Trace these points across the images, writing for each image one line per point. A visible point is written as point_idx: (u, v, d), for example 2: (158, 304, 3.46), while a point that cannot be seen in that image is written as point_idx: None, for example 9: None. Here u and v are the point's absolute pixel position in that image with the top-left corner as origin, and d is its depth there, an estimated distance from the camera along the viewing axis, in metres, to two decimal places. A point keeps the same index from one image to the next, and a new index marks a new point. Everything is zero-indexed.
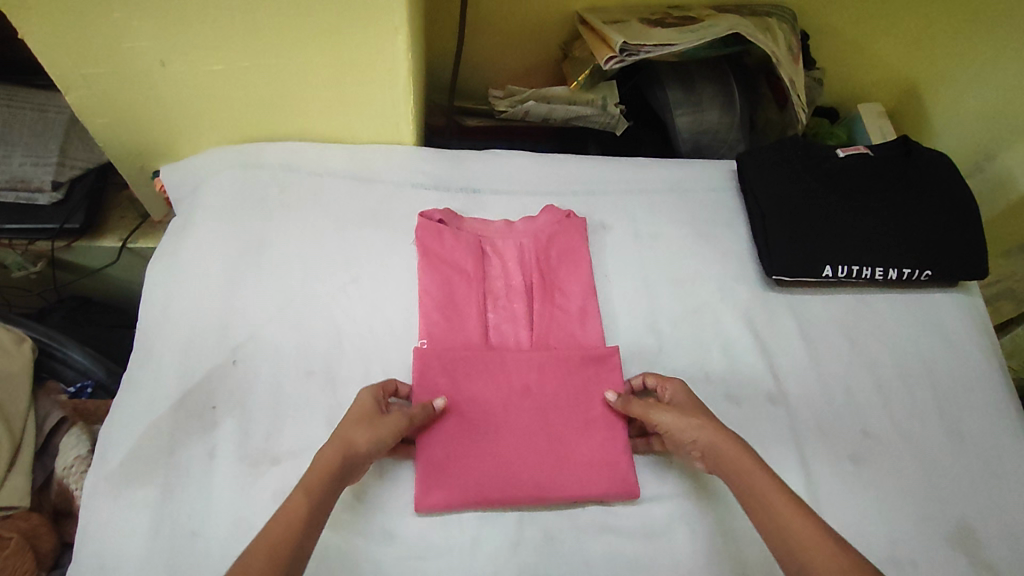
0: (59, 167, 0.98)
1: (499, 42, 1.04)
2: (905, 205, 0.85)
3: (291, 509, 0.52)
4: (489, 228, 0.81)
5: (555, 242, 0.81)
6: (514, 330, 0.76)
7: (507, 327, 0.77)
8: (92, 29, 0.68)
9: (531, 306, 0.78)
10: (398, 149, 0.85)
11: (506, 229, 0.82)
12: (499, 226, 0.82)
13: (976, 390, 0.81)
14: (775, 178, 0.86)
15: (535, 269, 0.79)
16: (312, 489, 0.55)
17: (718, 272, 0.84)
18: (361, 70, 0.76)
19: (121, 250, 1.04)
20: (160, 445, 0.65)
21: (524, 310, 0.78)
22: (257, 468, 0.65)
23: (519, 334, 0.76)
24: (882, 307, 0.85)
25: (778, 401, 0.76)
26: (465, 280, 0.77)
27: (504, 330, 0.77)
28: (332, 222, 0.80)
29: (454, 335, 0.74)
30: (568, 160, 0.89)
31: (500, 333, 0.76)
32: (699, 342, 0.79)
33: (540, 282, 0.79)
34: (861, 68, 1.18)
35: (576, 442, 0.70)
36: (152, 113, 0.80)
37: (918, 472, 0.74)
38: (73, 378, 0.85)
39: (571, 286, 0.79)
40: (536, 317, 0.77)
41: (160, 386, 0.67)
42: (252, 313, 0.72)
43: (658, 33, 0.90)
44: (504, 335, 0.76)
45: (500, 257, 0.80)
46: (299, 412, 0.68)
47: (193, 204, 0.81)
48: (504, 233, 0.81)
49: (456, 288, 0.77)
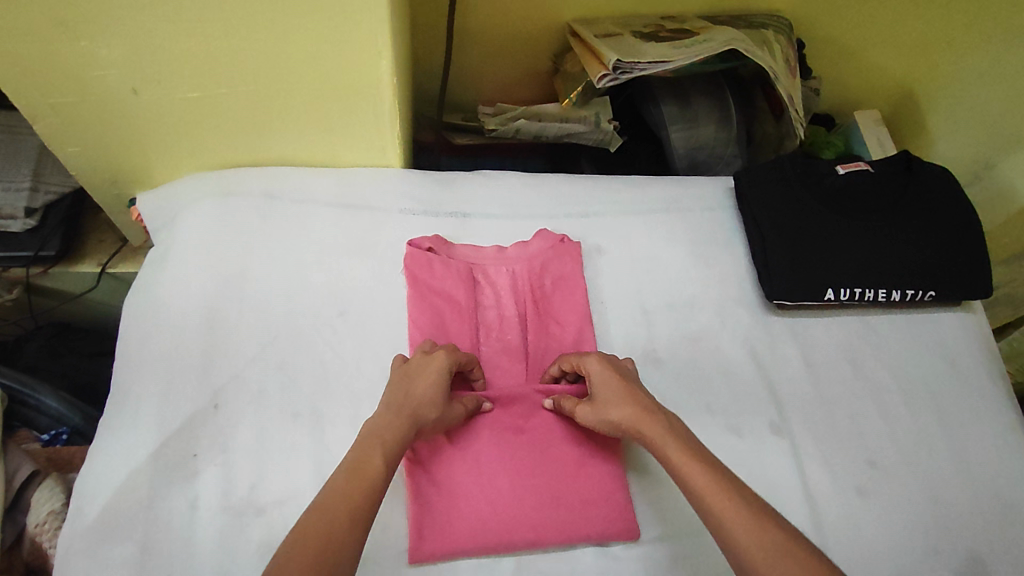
0: (32, 193, 0.93)
1: (488, 55, 1.01)
2: (907, 224, 0.82)
3: (368, 472, 0.54)
4: (479, 255, 0.78)
5: (549, 269, 0.78)
6: (511, 364, 0.73)
7: (503, 361, 0.74)
8: (58, 58, 0.65)
9: (528, 339, 0.75)
10: (385, 174, 0.82)
11: (498, 256, 0.79)
12: (490, 252, 0.79)
13: (981, 413, 0.79)
14: (774, 196, 0.83)
15: (530, 299, 0.77)
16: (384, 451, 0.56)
17: (718, 295, 0.82)
18: (342, 93, 0.73)
19: (100, 275, 1.01)
20: (138, 498, 0.62)
21: (521, 343, 0.74)
22: (241, 520, 0.62)
23: (516, 369, 0.73)
24: (885, 329, 0.83)
25: (781, 431, 0.74)
26: (459, 312, 0.74)
27: (499, 363, 0.73)
28: (317, 252, 0.77)
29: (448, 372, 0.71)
30: (561, 181, 0.86)
31: (497, 367, 0.73)
32: (700, 369, 0.76)
33: (534, 311, 0.76)
34: (859, 75, 1.15)
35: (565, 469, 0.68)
36: (125, 141, 0.76)
37: (926, 503, 0.73)
38: (46, 426, 0.82)
39: (567, 316, 0.76)
40: (533, 351, 0.75)
41: (138, 432, 0.64)
42: (234, 352, 0.69)
43: (653, 48, 0.87)
44: (500, 368, 0.73)
45: (492, 282, 0.78)
46: (285, 457, 0.65)
47: (171, 235, 0.77)
48: (496, 259, 0.79)
49: (450, 323, 0.74)
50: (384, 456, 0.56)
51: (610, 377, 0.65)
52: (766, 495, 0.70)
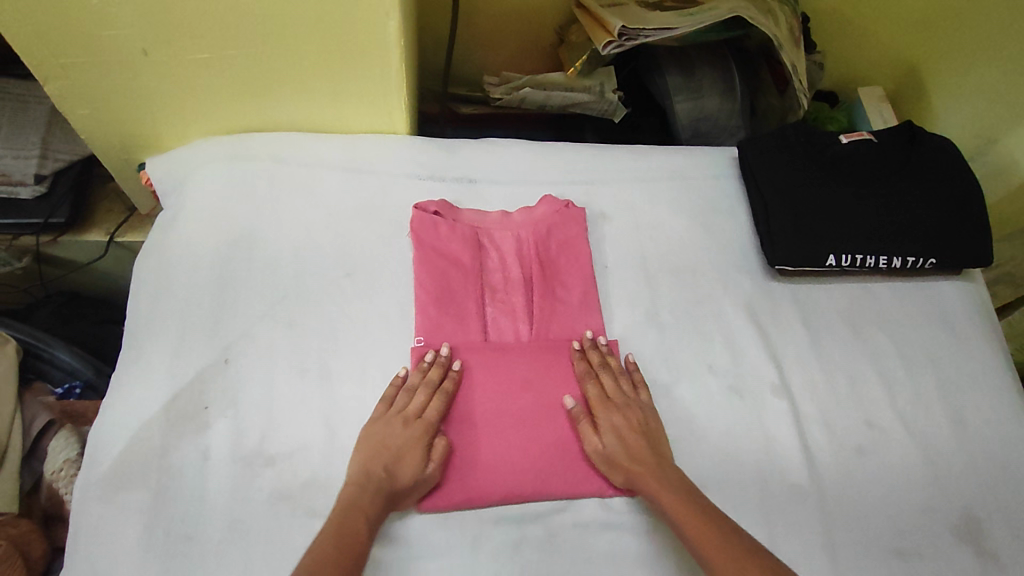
0: (41, 160, 0.94)
1: (494, 25, 1.02)
2: (908, 192, 0.83)
3: (355, 531, 0.57)
4: (483, 221, 0.79)
5: (555, 234, 0.79)
6: (513, 329, 0.74)
7: (507, 323, 0.74)
8: (70, 16, 0.65)
9: (529, 303, 0.76)
10: (392, 140, 0.83)
11: (502, 222, 0.80)
12: (495, 217, 0.80)
13: (980, 377, 0.80)
14: (777, 165, 0.84)
15: (533, 262, 0.77)
16: (367, 508, 0.59)
17: (720, 261, 0.83)
18: (349, 55, 0.73)
19: (109, 244, 1.02)
20: (152, 448, 0.63)
21: (519, 305, 0.75)
22: (251, 469, 0.63)
23: (519, 333, 0.74)
24: (885, 295, 0.84)
25: (781, 393, 0.75)
26: (462, 277, 0.75)
27: (503, 323, 0.74)
28: (325, 215, 0.78)
29: (455, 331, 0.72)
30: (566, 148, 0.87)
31: (501, 327, 0.74)
32: (702, 334, 0.77)
33: (524, 282, 0.77)
34: (863, 49, 1.16)
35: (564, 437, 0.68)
36: (135, 103, 0.77)
37: (923, 463, 0.74)
38: (60, 379, 0.84)
39: (573, 281, 0.77)
40: (542, 315, 0.74)
41: (150, 386, 0.66)
42: (245, 309, 0.71)
43: (658, 17, 0.88)
44: (501, 332, 0.74)
45: (494, 246, 0.78)
46: (293, 410, 0.66)
47: (182, 197, 0.78)
48: (499, 226, 0.79)
49: (454, 292, 0.74)
50: (367, 525, 0.58)
51: (628, 424, 0.67)
52: (766, 454, 0.72)
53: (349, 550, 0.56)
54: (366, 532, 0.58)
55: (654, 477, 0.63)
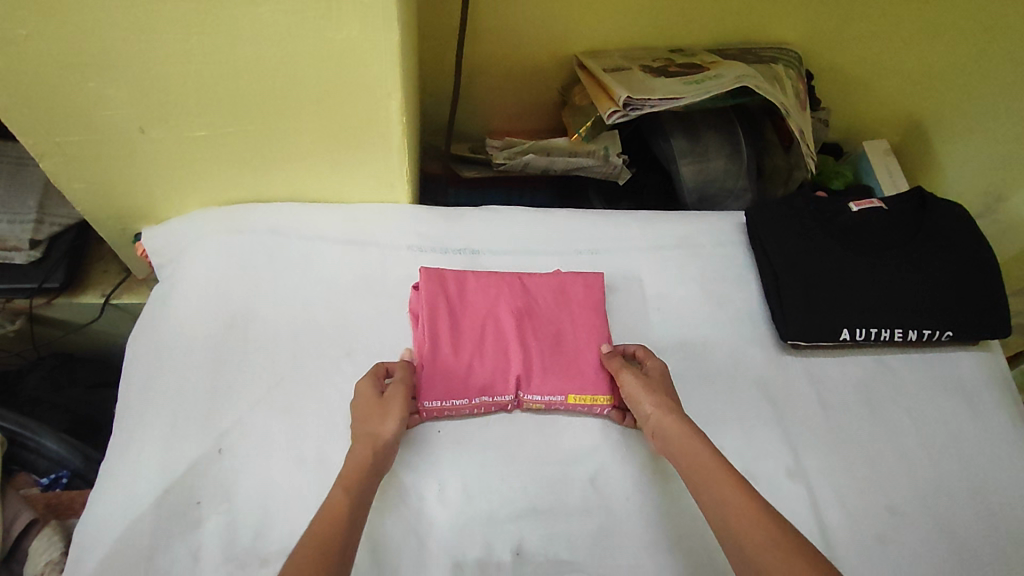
0: (37, 225, 0.92)
1: (497, 87, 1.02)
2: (922, 261, 0.81)
3: (335, 506, 0.55)
4: (474, 296, 0.75)
5: (566, 292, 0.77)
6: (508, 379, 0.70)
7: (506, 372, 0.71)
8: (67, 97, 0.64)
9: (531, 355, 0.72)
10: (393, 211, 0.81)
11: (498, 293, 0.76)
12: (488, 288, 0.76)
13: (1002, 455, 0.77)
14: (787, 234, 0.82)
15: (525, 317, 0.74)
16: (350, 487, 0.57)
17: (729, 333, 0.80)
18: (350, 129, 0.72)
19: (104, 306, 1.00)
20: (139, 547, 0.59)
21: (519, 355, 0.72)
22: (243, 571, 0.59)
23: (511, 389, 0.70)
24: (902, 369, 0.81)
25: (797, 476, 0.72)
26: (456, 326, 0.73)
27: (503, 373, 0.71)
28: (324, 291, 0.76)
29: (445, 373, 0.70)
30: (570, 217, 0.85)
31: (500, 376, 0.71)
32: (713, 410, 0.75)
33: (531, 326, 0.74)
34: (868, 106, 1.15)
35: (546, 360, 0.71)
36: (132, 178, 0.76)
37: (950, 553, 0.70)
38: (45, 469, 0.80)
39: (589, 341, 0.74)
40: (547, 372, 0.71)
41: (139, 480, 0.63)
42: (241, 391, 0.68)
43: (662, 84, 0.87)
44: (498, 381, 0.70)
45: (482, 312, 0.74)
46: (288, 503, 0.63)
47: (177, 273, 0.76)
48: (492, 299, 0.75)
49: (445, 337, 0.71)
50: (345, 496, 0.56)
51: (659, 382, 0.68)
52: None
53: (327, 535, 0.52)
54: (342, 502, 0.55)
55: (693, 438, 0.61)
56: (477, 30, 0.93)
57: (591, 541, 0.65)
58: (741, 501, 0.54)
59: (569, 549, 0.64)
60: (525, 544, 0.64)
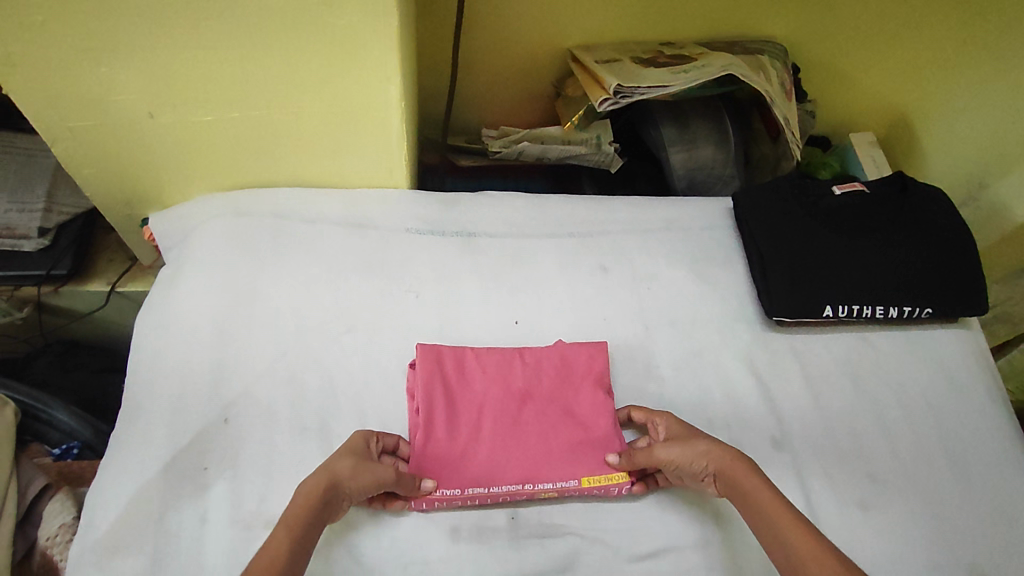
0: (46, 213, 0.96)
1: (493, 80, 1.05)
2: (904, 243, 0.84)
3: (273, 548, 0.52)
4: (473, 374, 0.72)
5: (569, 365, 0.73)
6: (515, 470, 0.67)
7: (505, 459, 0.67)
8: (80, 82, 0.67)
9: (539, 442, 0.69)
10: (392, 195, 0.84)
11: (498, 371, 0.72)
12: (488, 365, 0.72)
13: (980, 426, 0.80)
14: (772, 216, 0.85)
15: (527, 399, 0.71)
16: (295, 526, 0.54)
17: (717, 311, 0.83)
18: (351, 115, 0.75)
19: (110, 294, 1.02)
20: (149, 511, 0.62)
21: (518, 443, 0.68)
22: (250, 532, 0.62)
23: (522, 477, 0.66)
24: (884, 345, 0.84)
25: (782, 446, 0.75)
26: (452, 414, 0.69)
27: (501, 462, 0.67)
28: (326, 271, 0.78)
29: (449, 457, 0.67)
30: (564, 201, 0.88)
31: (500, 464, 0.67)
32: (702, 384, 0.78)
33: (533, 410, 0.70)
34: (854, 98, 1.18)
35: (550, 451, 0.68)
36: (139, 163, 0.78)
37: (928, 517, 0.73)
38: (58, 440, 0.84)
39: (598, 424, 0.70)
40: (557, 459, 0.68)
41: (148, 449, 0.65)
42: (245, 367, 0.71)
43: (652, 74, 0.90)
44: (497, 471, 0.66)
45: (480, 400, 0.70)
46: (293, 470, 0.66)
47: (183, 255, 0.79)
48: (492, 378, 0.71)
49: (442, 416, 0.68)
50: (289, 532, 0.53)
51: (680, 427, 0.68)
52: None
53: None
54: (287, 542, 0.52)
55: (746, 468, 0.62)
56: (473, 24, 0.96)
57: (582, 505, 0.68)
58: (814, 552, 0.54)
59: (562, 513, 0.67)
60: (520, 507, 0.67)
